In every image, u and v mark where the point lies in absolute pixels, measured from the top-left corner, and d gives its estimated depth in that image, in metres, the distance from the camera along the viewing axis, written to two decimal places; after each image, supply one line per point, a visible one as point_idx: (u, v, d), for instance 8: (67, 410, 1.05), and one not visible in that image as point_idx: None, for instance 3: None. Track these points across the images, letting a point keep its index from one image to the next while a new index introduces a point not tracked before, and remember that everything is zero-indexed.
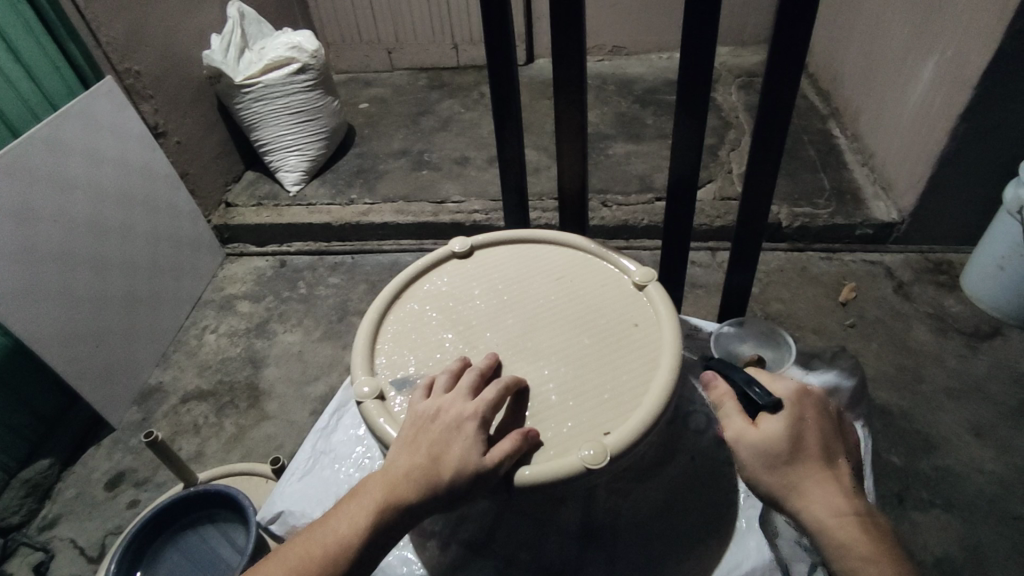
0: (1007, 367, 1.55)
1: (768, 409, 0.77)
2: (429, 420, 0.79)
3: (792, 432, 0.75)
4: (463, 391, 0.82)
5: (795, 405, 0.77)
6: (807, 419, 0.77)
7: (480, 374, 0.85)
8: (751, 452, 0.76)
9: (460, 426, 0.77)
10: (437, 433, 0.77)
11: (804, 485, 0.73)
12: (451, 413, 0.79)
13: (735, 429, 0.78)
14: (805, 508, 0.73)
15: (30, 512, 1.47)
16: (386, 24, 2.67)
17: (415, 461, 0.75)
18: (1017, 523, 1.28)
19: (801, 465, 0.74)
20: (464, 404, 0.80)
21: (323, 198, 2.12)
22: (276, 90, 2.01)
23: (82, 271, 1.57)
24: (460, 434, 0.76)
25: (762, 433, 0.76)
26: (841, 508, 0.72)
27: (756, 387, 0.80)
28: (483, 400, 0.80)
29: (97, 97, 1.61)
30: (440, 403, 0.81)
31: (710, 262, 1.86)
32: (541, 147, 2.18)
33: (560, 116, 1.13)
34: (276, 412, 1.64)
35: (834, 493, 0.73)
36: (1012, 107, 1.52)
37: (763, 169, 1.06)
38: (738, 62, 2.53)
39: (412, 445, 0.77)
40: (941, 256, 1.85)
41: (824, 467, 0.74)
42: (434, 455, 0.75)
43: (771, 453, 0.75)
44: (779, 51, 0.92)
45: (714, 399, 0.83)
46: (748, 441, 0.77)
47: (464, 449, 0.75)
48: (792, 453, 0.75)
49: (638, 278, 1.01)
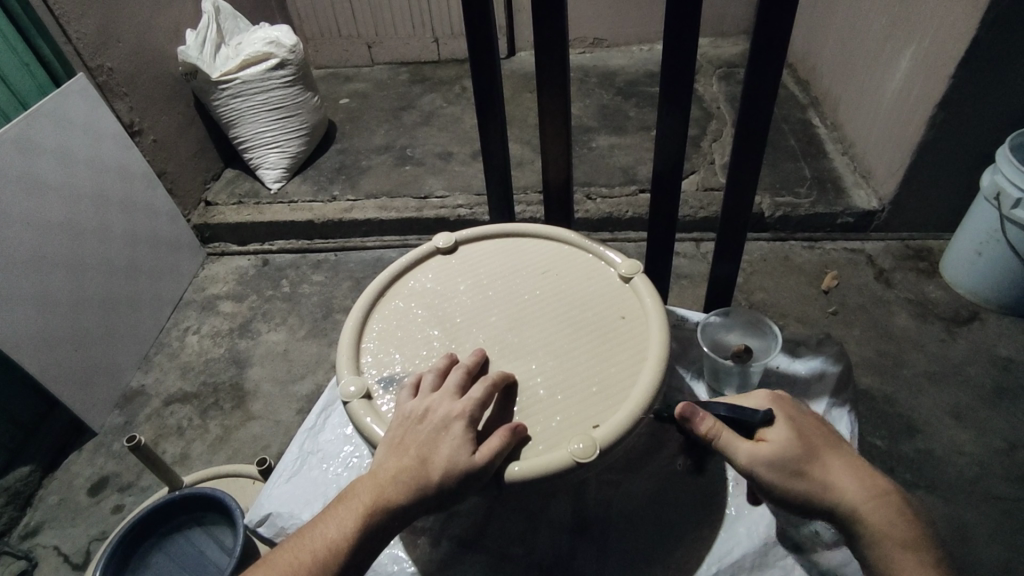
0: (986, 351, 1.58)
1: (763, 422, 0.77)
2: (416, 421, 0.79)
3: (796, 433, 0.76)
4: (451, 389, 0.82)
5: (783, 407, 0.79)
6: (798, 417, 0.79)
7: (467, 372, 0.84)
8: (773, 468, 0.74)
9: (449, 426, 0.77)
10: (426, 434, 0.77)
11: (833, 478, 0.74)
12: (439, 414, 0.78)
13: (746, 456, 0.75)
14: (842, 499, 0.73)
15: (10, 520, 1.44)
16: (365, 18, 2.63)
17: (403, 463, 0.75)
18: (997, 503, 1.30)
19: (820, 460, 0.75)
20: (452, 404, 0.79)
21: (305, 195, 2.10)
22: (255, 86, 1.98)
23: (58, 274, 1.54)
24: (449, 434, 0.76)
25: (772, 444, 0.75)
26: (870, 489, 0.74)
27: (741, 407, 0.79)
28: (471, 399, 0.79)
29: (69, 96, 1.57)
30: (428, 403, 0.80)
31: (695, 253, 1.88)
32: (525, 140, 2.17)
33: (543, 109, 1.12)
34: (261, 412, 1.62)
35: (857, 476, 0.75)
36: (987, 96, 1.54)
37: (747, 159, 1.06)
38: (718, 54, 2.54)
39: (401, 447, 0.77)
40: (921, 242, 1.87)
41: (834, 455, 0.76)
42: (422, 456, 0.75)
43: (790, 462, 0.74)
44: (760, 42, 0.92)
45: (704, 437, 0.77)
46: (765, 458, 0.75)
47: (453, 449, 0.75)
48: (807, 452, 0.75)
49: (623, 271, 1.01)
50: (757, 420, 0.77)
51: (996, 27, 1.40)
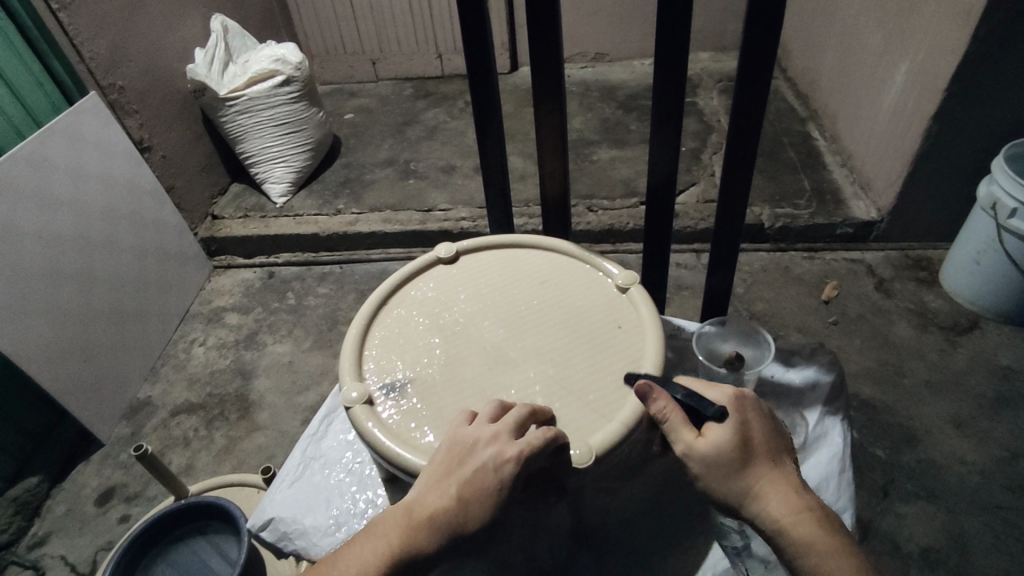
0: (986, 360, 1.58)
1: (713, 418, 0.76)
2: (465, 456, 0.75)
3: (738, 439, 0.75)
4: (509, 423, 0.76)
5: (737, 410, 0.77)
6: (749, 421, 0.77)
7: (531, 410, 0.79)
8: (704, 463, 0.76)
9: (497, 468, 0.72)
10: (469, 478, 0.72)
11: (758, 487, 0.74)
12: (491, 454, 0.73)
13: (684, 444, 0.76)
14: (761, 509, 0.74)
15: (19, 530, 1.46)
16: (370, 35, 2.69)
17: (443, 502, 0.73)
18: (1000, 512, 1.30)
19: (753, 468, 0.75)
20: (506, 444, 0.73)
21: (310, 209, 2.13)
22: (261, 103, 2.02)
23: (69, 287, 1.57)
24: (496, 480, 0.71)
25: (710, 442, 0.75)
26: (793, 506, 0.73)
27: (697, 395, 0.78)
28: (527, 446, 0.73)
29: (82, 113, 1.62)
30: (481, 437, 0.75)
31: (694, 263, 1.90)
32: (526, 154, 2.20)
33: (541, 123, 1.15)
34: (266, 423, 1.64)
35: (783, 490, 0.74)
36: (981, 107, 1.56)
37: (739, 172, 1.09)
38: (718, 67, 2.58)
39: (443, 482, 0.74)
40: (920, 253, 1.88)
41: (773, 467, 0.75)
42: (461, 498, 0.72)
43: (723, 463, 0.75)
44: (749, 58, 0.95)
45: (654, 412, 0.79)
46: (698, 453, 0.76)
47: (496, 498, 0.71)
48: (741, 459, 0.75)
49: (621, 281, 1.03)
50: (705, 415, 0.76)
51: (987, 40, 1.43)
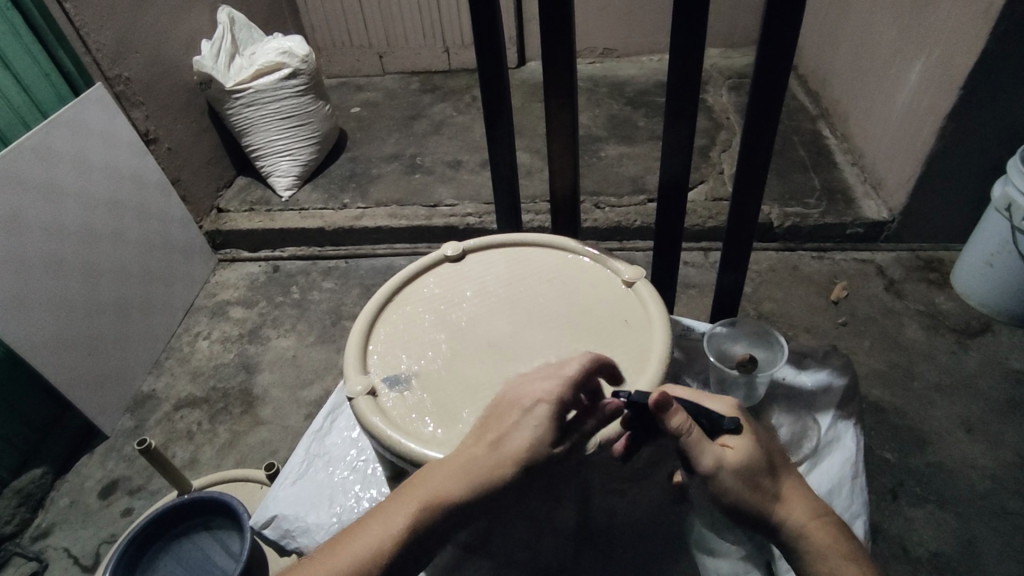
0: (998, 363, 1.56)
1: (730, 429, 0.75)
2: (504, 405, 0.78)
3: (761, 446, 0.75)
4: (547, 370, 0.79)
5: (748, 419, 0.77)
6: (758, 429, 0.77)
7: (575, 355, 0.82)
8: (737, 475, 0.73)
9: (531, 409, 0.75)
10: (508, 419, 0.76)
11: (785, 492, 0.75)
12: (527, 396, 0.76)
13: (716, 457, 0.73)
14: (787, 515, 0.74)
15: (22, 521, 1.46)
16: (377, 29, 2.67)
17: (478, 448, 0.74)
18: (1011, 519, 1.28)
19: (778, 476, 0.75)
20: (544, 386, 0.76)
21: (316, 203, 2.12)
22: (267, 95, 2.00)
23: (73, 279, 1.56)
24: (530, 419, 0.74)
25: (737, 452, 0.74)
26: (814, 511, 0.75)
27: (704, 410, 0.76)
28: (565, 379, 0.76)
29: (88, 104, 1.61)
30: (520, 385, 0.79)
31: (702, 262, 1.88)
32: (533, 149, 2.19)
33: (551, 118, 1.13)
34: (270, 418, 1.63)
35: (804, 496, 0.75)
36: (997, 107, 1.54)
37: (752, 171, 1.07)
38: (728, 64, 2.55)
39: (481, 431, 0.76)
40: (932, 254, 1.86)
41: (789, 472, 0.77)
42: (495, 442, 0.74)
43: (753, 469, 0.73)
44: (765, 56, 0.92)
45: (671, 428, 0.72)
46: (730, 463, 0.73)
47: (534, 434, 0.73)
48: (767, 467, 0.74)
49: (627, 276, 1.02)
50: (724, 426, 0.75)
51: (1006, 38, 1.40)
